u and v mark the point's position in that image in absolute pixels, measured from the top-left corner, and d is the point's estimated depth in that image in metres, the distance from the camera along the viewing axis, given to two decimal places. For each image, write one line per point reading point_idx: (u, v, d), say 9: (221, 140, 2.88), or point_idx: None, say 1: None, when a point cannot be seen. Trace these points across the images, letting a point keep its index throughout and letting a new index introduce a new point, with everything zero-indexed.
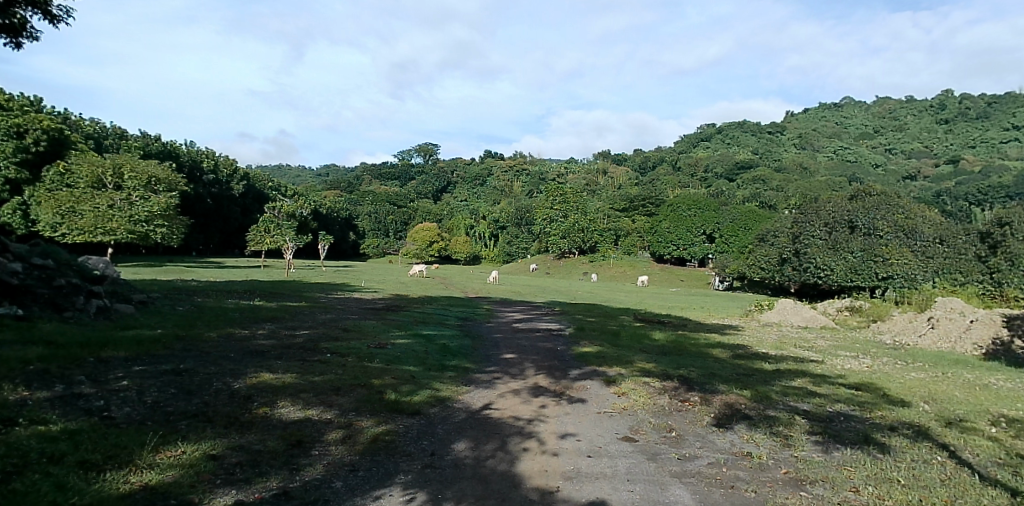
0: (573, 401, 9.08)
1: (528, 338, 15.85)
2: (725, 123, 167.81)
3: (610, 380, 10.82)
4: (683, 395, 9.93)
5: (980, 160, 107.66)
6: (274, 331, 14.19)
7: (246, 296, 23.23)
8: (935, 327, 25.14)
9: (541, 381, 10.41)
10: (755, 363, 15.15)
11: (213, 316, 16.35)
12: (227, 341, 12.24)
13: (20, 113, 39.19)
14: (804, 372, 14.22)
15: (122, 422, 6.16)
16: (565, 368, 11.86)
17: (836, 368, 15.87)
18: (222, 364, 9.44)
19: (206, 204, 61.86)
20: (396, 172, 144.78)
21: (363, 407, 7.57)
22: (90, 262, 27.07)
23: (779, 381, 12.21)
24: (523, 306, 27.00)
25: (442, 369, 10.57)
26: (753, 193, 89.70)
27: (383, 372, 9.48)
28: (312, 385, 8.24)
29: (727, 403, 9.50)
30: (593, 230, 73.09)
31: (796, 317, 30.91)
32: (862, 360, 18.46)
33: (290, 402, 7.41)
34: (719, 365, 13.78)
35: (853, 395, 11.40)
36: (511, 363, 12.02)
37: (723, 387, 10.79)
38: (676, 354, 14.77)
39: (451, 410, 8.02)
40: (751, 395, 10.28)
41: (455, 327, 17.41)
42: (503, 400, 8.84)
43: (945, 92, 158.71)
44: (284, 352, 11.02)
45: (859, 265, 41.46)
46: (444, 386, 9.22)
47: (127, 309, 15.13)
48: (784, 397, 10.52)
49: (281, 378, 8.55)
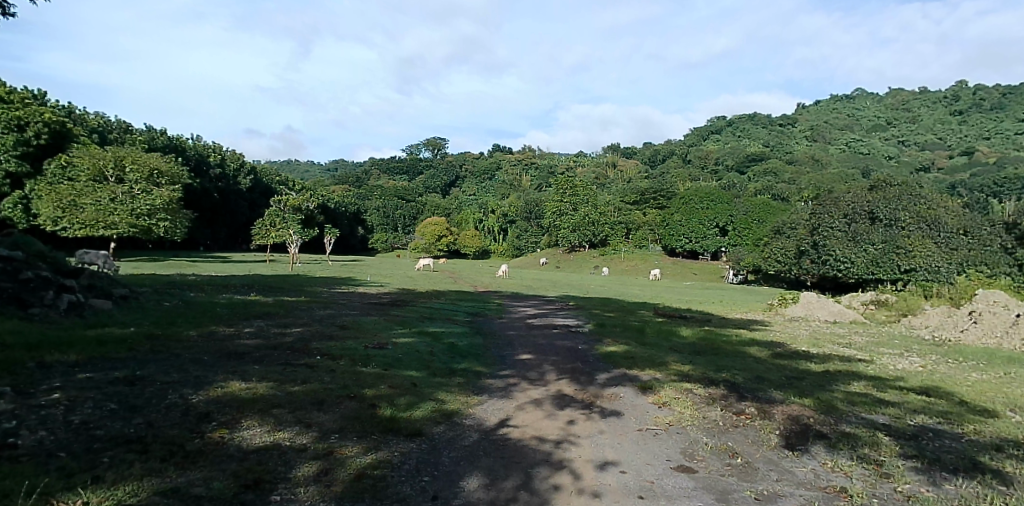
0: (607, 415, 7.49)
1: (544, 336, 14.21)
2: (736, 116, 165.30)
3: (646, 386, 9.25)
4: (736, 405, 8.36)
5: (996, 151, 104.74)
6: (263, 329, 12.69)
7: (242, 290, 21.75)
8: (978, 321, 23.32)
9: (565, 389, 8.83)
10: (800, 363, 13.52)
11: (199, 313, 14.86)
12: (206, 342, 10.73)
13: (21, 105, 37.77)
14: (858, 375, 12.56)
15: (22, 456, 4.68)
16: (591, 371, 10.28)
17: (888, 369, 14.20)
18: (188, 370, 7.95)
19: (213, 198, 60.70)
20: (404, 166, 143.23)
21: (350, 427, 6.03)
22: (87, 257, 25.90)
23: (837, 386, 10.59)
24: (538, 300, 25.51)
25: (450, 375, 9.01)
26: (765, 185, 87.65)
27: (379, 380, 7.94)
28: (289, 399, 6.70)
29: (792, 416, 7.91)
30: (603, 223, 71.44)
31: (823, 311, 29.19)
32: (911, 359, 16.72)
33: (255, 422, 5.90)
34: (762, 366, 12.17)
35: (929, 403, 9.76)
36: (528, 365, 10.45)
37: (779, 394, 9.19)
38: (711, 354, 13.18)
39: (461, 429, 6.46)
40: (816, 405, 8.67)
41: (464, 323, 15.90)
42: (523, 413, 7.27)
43: (959, 83, 155.31)
44: (266, 355, 9.48)
45: (881, 257, 39.49)
46: (450, 396, 7.66)
47: (104, 305, 13.68)
48: (852, 407, 8.90)
49: (253, 389, 7.01)
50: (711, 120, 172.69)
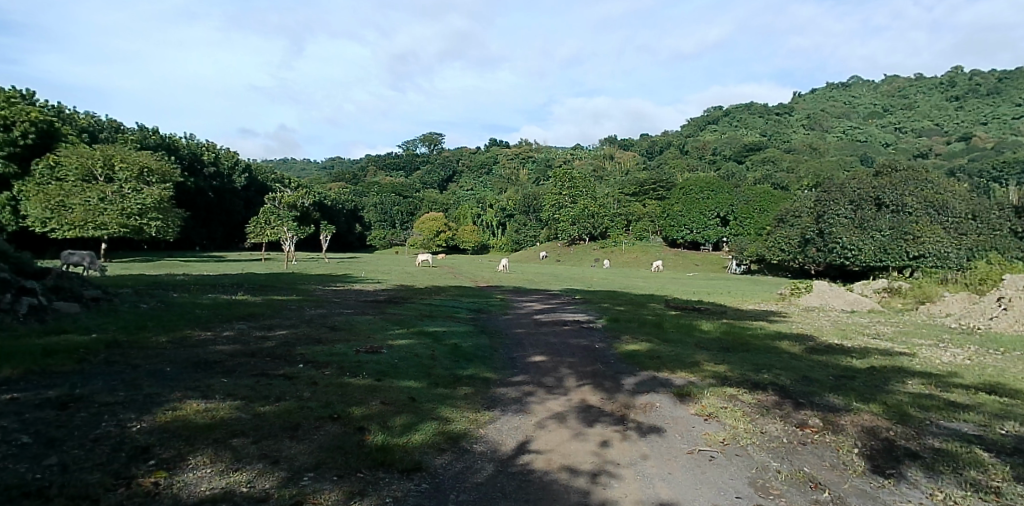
0: (646, 432, 6.17)
1: (556, 335, 12.88)
2: (733, 106, 163.71)
3: (685, 392, 7.89)
4: (795, 414, 7.05)
5: (994, 135, 103.12)
6: (245, 333, 11.38)
7: (230, 290, 20.40)
8: (1009, 308, 21.94)
9: (590, 398, 7.49)
10: (839, 359, 12.19)
11: (177, 315, 13.53)
12: (175, 350, 9.36)
13: (7, 103, 35.84)
14: (907, 370, 11.27)
15: None
16: (616, 374, 8.96)
17: (935, 363, 12.89)
18: (140, 386, 6.62)
19: (208, 197, 59.14)
20: (400, 162, 141.19)
21: (329, 462, 4.71)
22: (72, 256, 23.49)
23: (894, 387, 9.28)
24: (542, 294, 24.12)
25: (454, 384, 7.66)
26: (765, 174, 86.26)
27: (369, 396, 6.58)
28: (254, 424, 5.35)
29: (866, 430, 6.58)
30: (603, 215, 69.95)
31: (839, 301, 27.86)
32: (950, 352, 15.37)
33: (205, 460, 4.54)
34: (804, 364, 10.84)
35: (1008, 406, 8.44)
36: (542, 369, 9.12)
37: (838, 400, 7.90)
38: (742, 351, 11.85)
39: (471, 459, 5.12)
40: (887, 413, 7.36)
41: (467, 321, 14.65)
42: (545, 433, 5.95)
43: (955, 69, 153.54)
44: (239, 364, 8.14)
45: (888, 244, 37.93)
46: (456, 414, 6.30)
47: (71, 309, 12.40)
48: (926, 414, 7.59)
49: (213, 411, 5.61)
50: (708, 110, 171.06)
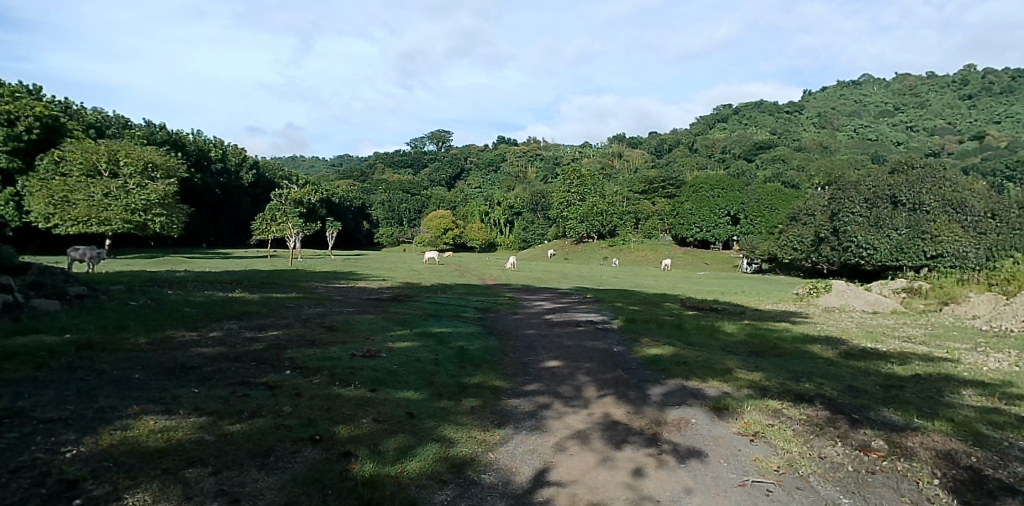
0: (687, 457, 5.20)
1: (568, 336, 11.89)
2: (742, 104, 161.99)
3: (721, 405, 6.92)
4: (856, 435, 6.05)
5: (1007, 134, 101.10)
6: (234, 333, 10.47)
7: (228, 287, 19.50)
8: None
9: (614, 412, 6.56)
10: (879, 365, 11.15)
11: (164, 314, 12.61)
12: (150, 352, 8.45)
13: (11, 98, 35.16)
14: (956, 378, 10.22)
15: None
16: (640, 382, 8.03)
17: (982, 370, 11.79)
18: (95, 398, 5.70)
19: (215, 193, 58.56)
20: (409, 159, 140.31)
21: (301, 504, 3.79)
22: (77, 252, 22.46)
23: (952, 400, 8.24)
24: (553, 293, 23.14)
25: (459, 395, 6.75)
26: (776, 172, 84.76)
27: (361, 410, 5.66)
28: (213, 449, 4.42)
29: (943, 455, 5.58)
30: (612, 213, 68.78)
31: (859, 301, 26.72)
32: (990, 357, 14.24)
33: (147, 500, 3.66)
34: (844, 372, 9.83)
35: None
36: (558, 376, 8.16)
37: (896, 416, 6.90)
38: (774, 356, 10.84)
39: (479, 496, 4.19)
40: (960, 433, 6.36)
41: (473, 322, 13.68)
42: (565, 459, 5.01)
43: (967, 67, 150.84)
44: (219, 370, 7.24)
45: (905, 243, 36.61)
46: (460, 433, 5.38)
47: (50, 306, 11.57)
48: (1002, 433, 6.57)
49: (171, 431, 4.70)
50: (717, 108, 169.24)
